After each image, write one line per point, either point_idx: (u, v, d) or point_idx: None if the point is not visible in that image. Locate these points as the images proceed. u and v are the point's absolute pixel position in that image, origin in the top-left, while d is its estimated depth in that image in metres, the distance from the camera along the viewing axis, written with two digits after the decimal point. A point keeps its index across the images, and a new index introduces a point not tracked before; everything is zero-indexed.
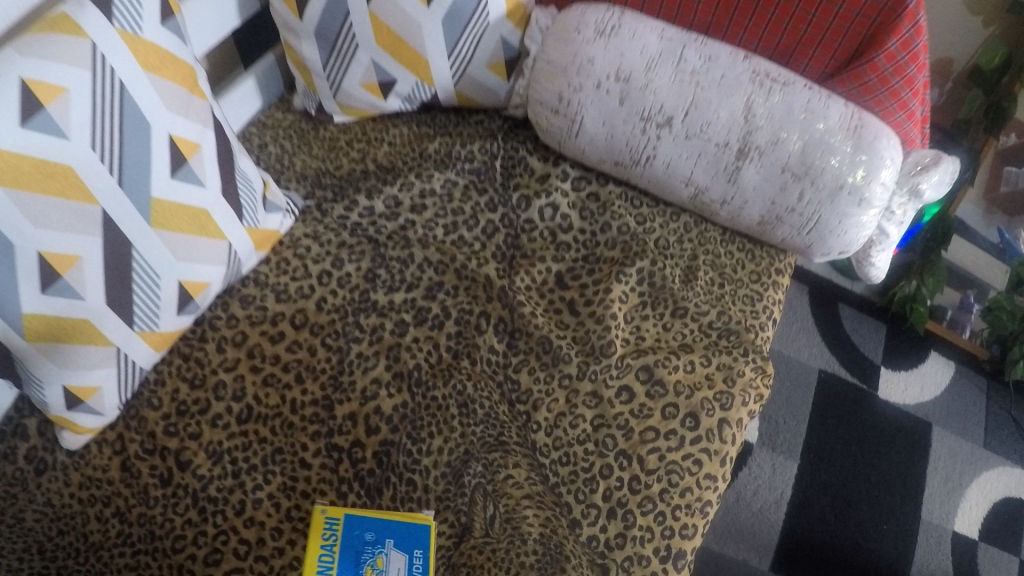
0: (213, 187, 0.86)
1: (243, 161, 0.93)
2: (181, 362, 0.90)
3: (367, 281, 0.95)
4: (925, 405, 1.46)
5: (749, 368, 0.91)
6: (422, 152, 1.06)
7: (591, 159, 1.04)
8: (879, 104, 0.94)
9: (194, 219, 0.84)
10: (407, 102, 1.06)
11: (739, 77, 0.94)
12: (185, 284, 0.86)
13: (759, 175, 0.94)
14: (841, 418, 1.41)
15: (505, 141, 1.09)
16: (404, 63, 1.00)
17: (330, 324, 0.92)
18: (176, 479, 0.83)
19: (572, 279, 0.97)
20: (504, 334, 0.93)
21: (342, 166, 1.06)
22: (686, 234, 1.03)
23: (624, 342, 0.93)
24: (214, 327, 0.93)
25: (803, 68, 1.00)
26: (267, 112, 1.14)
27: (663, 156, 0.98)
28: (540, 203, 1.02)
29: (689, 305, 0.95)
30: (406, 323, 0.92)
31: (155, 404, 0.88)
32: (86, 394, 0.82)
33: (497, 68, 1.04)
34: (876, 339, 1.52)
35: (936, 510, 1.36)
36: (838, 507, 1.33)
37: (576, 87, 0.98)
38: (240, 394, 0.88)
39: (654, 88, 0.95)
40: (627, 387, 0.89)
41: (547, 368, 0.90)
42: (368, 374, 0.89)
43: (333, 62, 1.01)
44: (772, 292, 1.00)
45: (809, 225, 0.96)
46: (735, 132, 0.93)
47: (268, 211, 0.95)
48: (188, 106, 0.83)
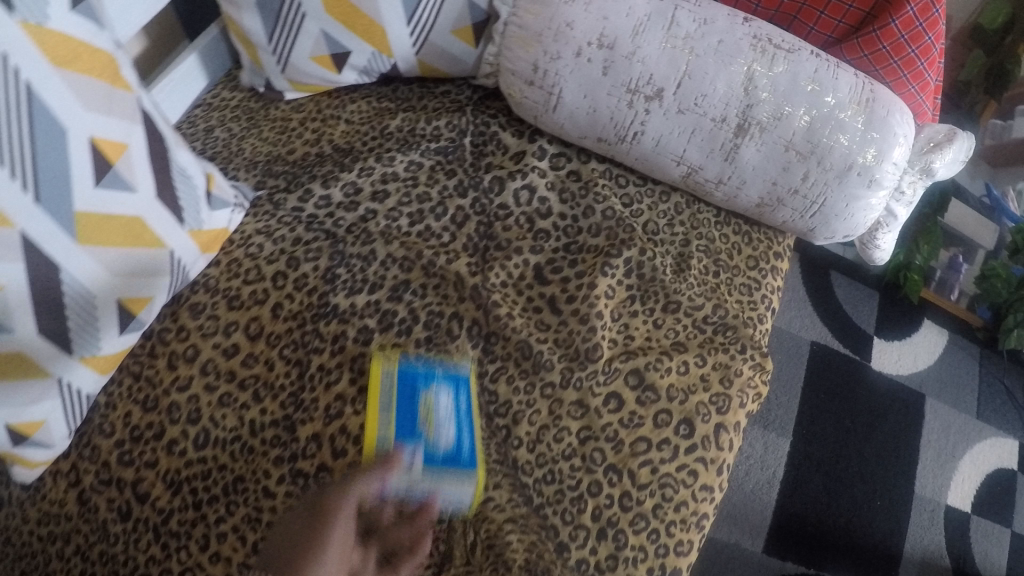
0: (145, 191, 0.78)
1: (181, 154, 0.84)
2: (131, 382, 0.85)
3: (327, 283, 0.86)
4: (918, 375, 1.41)
5: (748, 366, 0.85)
6: (383, 130, 0.96)
7: (572, 135, 0.93)
8: (891, 74, 0.90)
9: (127, 229, 0.76)
10: (364, 75, 0.97)
11: (738, 43, 0.84)
12: (125, 301, 0.79)
13: (760, 154, 0.85)
14: (835, 393, 1.35)
15: (474, 115, 0.97)
16: (359, 34, 0.90)
17: (288, 334, 0.85)
18: (135, 513, 0.79)
19: (552, 272, 0.88)
20: (478, 339, 0.84)
21: (295, 150, 0.96)
22: (676, 216, 0.93)
23: (612, 343, 0.85)
24: (163, 341, 0.86)
25: (807, 32, 0.93)
26: (214, 92, 1.05)
27: (652, 133, 0.87)
28: (515, 185, 0.91)
29: (682, 299, 0.87)
30: (370, 329, 0.84)
31: (107, 430, 0.83)
32: (32, 429, 0.76)
33: (463, 34, 0.93)
34: (870, 307, 1.45)
35: (929, 484, 1.32)
36: (832, 485, 1.27)
37: (553, 56, 0.86)
38: (195, 416, 0.82)
39: (642, 57, 0.84)
40: (616, 395, 0.82)
41: (528, 377, 0.82)
42: (330, 390, 0.82)
43: (278, 36, 0.91)
44: (771, 279, 0.92)
45: (813, 208, 0.88)
46: (734, 107, 0.84)
47: (213, 207, 0.86)
48: (110, 103, 0.75)
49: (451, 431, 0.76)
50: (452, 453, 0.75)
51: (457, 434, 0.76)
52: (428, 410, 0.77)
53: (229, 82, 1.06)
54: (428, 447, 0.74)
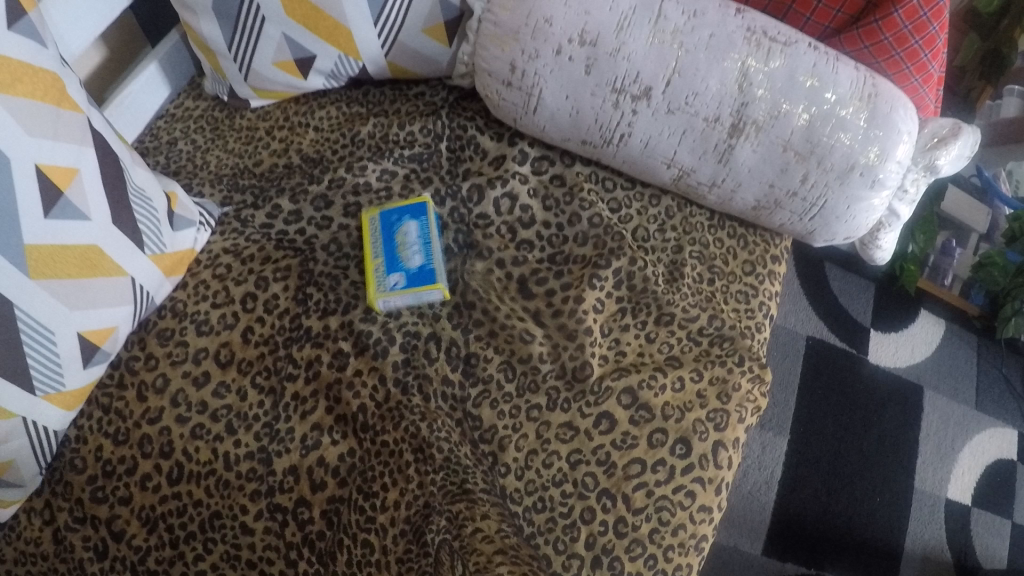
0: (102, 218, 0.73)
1: (138, 174, 0.79)
2: (102, 415, 0.79)
3: (299, 305, 0.82)
4: (917, 367, 1.38)
5: (747, 379, 0.80)
6: (354, 136, 0.91)
7: (555, 138, 0.88)
8: (894, 66, 0.86)
9: (83, 258, 0.71)
10: (332, 80, 0.94)
11: (731, 36, 0.79)
12: (86, 335, 0.74)
13: (756, 154, 0.80)
14: (832, 388, 1.32)
15: (450, 117, 0.92)
16: (323, 36, 0.87)
17: (260, 360, 0.80)
18: (112, 551, 0.76)
19: (537, 284, 0.83)
20: (458, 361, 0.80)
21: (262, 162, 0.93)
22: (667, 220, 0.89)
23: (603, 360, 0.80)
24: (132, 370, 0.80)
25: (804, 23, 0.89)
26: (176, 101, 1.03)
27: (640, 134, 0.82)
28: (495, 194, 0.86)
29: (676, 310, 0.82)
30: (346, 353, 0.79)
31: (79, 466, 0.78)
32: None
33: (435, 32, 0.88)
34: (866, 299, 1.42)
35: (929, 478, 1.28)
36: (832, 482, 1.24)
37: (531, 55, 0.81)
38: (167, 450, 0.77)
39: (628, 53, 0.79)
40: (607, 416, 0.77)
41: (513, 400, 0.78)
42: (306, 420, 0.78)
43: (239, 42, 0.88)
44: (768, 284, 0.88)
45: (813, 211, 0.83)
46: (727, 105, 0.79)
47: (176, 228, 0.81)
48: (56, 126, 0.69)
49: (421, 255, 0.81)
50: (422, 272, 0.80)
51: (425, 254, 0.81)
52: (400, 240, 0.81)
53: (194, 90, 1.04)
54: (405, 270, 0.80)
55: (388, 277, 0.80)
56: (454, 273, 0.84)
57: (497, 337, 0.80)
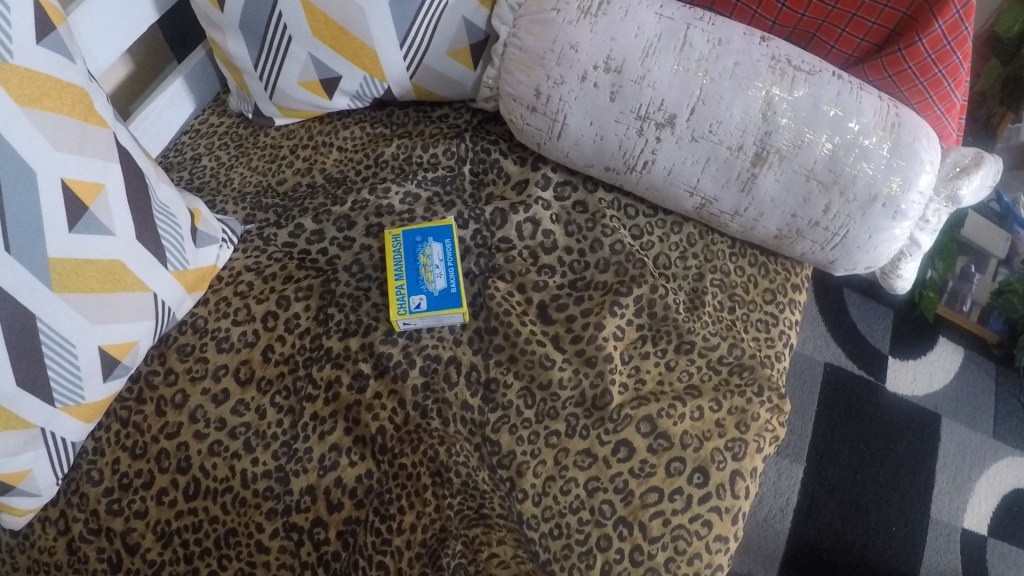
0: (125, 233, 0.73)
1: (163, 190, 0.79)
2: (120, 428, 0.80)
3: (320, 325, 0.83)
4: (935, 396, 1.36)
5: (766, 409, 0.79)
6: (378, 158, 0.92)
7: (578, 163, 0.88)
8: (917, 95, 0.85)
9: (105, 273, 0.72)
10: (356, 101, 0.94)
11: (755, 65, 0.79)
12: (107, 348, 0.74)
13: (779, 183, 0.80)
14: (850, 415, 1.31)
15: (474, 140, 0.92)
16: (348, 57, 0.88)
17: (280, 379, 0.81)
18: (126, 564, 0.76)
19: (557, 309, 0.83)
20: (477, 386, 0.79)
21: (285, 180, 0.94)
22: (689, 248, 0.88)
23: (623, 388, 0.80)
24: (151, 385, 0.82)
25: (827, 51, 0.89)
26: (201, 118, 1.04)
27: (664, 162, 0.82)
28: (517, 218, 0.86)
29: (696, 338, 0.82)
30: (365, 375, 0.80)
31: (96, 478, 0.79)
32: (16, 480, 0.72)
33: (459, 56, 0.89)
34: (885, 325, 1.41)
35: (945, 507, 1.27)
36: (848, 510, 1.23)
37: (557, 80, 0.81)
38: (184, 465, 0.78)
39: (653, 80, 0.79)
40: (626, 444, 0.76)
41: (531, 426, 0.78)
42: (325, 440, 0.78)
43: (265, 61, 0.89)
44: (789, 313, 0.87)
45: (835, 240, 0.83)
46: (751, 134, 0.78)
47: (199, 244, 0.82)
48: (83, 142, 0.70)
49: (444, 278, 0.82)
50: (445, 295, 0.80)
51: (448, 277, 0.82)
52: (424, 261, 0.82)
53: (218, 107, 1.05)
54: (428, 293, 0.80)
55: (410, 298, 0.80)
56: (476, 296, 0.84)
57: (517, 362, 0.80)
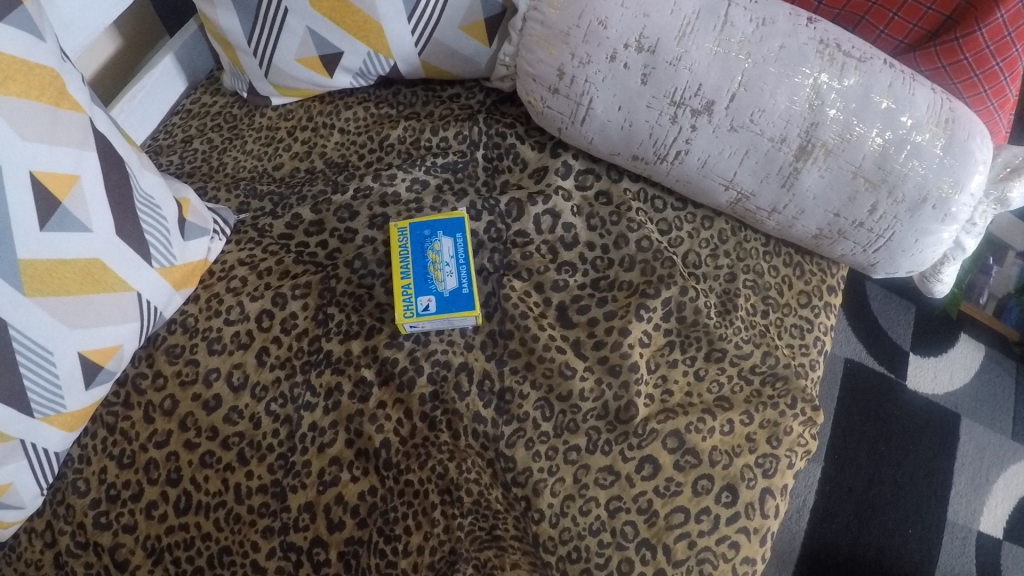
0: (105, 228, 0.66)
1: (147, 178, 0.72)
2: (106, 435, 0.74)
3: (319, 326, 0.76)
4: (954, 394, 1.31)
5: (799, 423, 0.73)
6: (383, 141, 0.85)
7: (602, 151, 0.81)
8: (971, 88, 0.78)
9: (83, 274, 0.65)
10: (360, 79, 0.87)
11: (803, 48, 0.71)
12: (88, 354, 0.67)
13: (823, 180, 0.73)
14: (869, 414, 1.26)
15: (488, 123, 0.84)
16: (351, 32, 0.79)
17: (276, 386, 0.74)
18: None
19: (578, 312, 0.76)
20: (491, 396, 0.73)
21: (282, 166, 0.87)
22: (721, 245, 0.81)
23: (648, 399, 0.73)
24: (139, 389, 0.75)
25: (876, 35, 0.81)
26: (192, 97, 0.97)
27: (698, 152, 0.75)
28: (535, 210, 0.79)
29: (728, 345, 0.75)
30: (368, 382, 0.73)
31: (82, 488, 0.72)
32: None
33: (473, 30, 0.80)
34: (907, 321, 1.35)
35: (962, 510, 1.22)
36: (864, 512, 1.18)
37: (583, 60, 0.73)
38: (175, 477, 0.72)
39: (690, 62, 0.71)
40: (651, 461, 0.70)
41: (549, 441, 0.71)
42: (324, 453, 0.71)
43: (259, 36, 0.81)
44: (825, 318, 0.81)
45: (879, 242, 0.76)
46: (796, 125, 0.71)
47: (187, 237, 0.75)
48: (53, 128, 0.62)
49: (455, 277, 0.74)
50: (456, 296, 0.73)
51: (460, 276, 0.74)
52: (433, 258, 0.75)
53: (211, 85, 0.98)
54: (438, 294, 0.73)
55: (417, 299, 0.73)
56: (489, 296, 0.77)
57: (534, 370, 0.73)
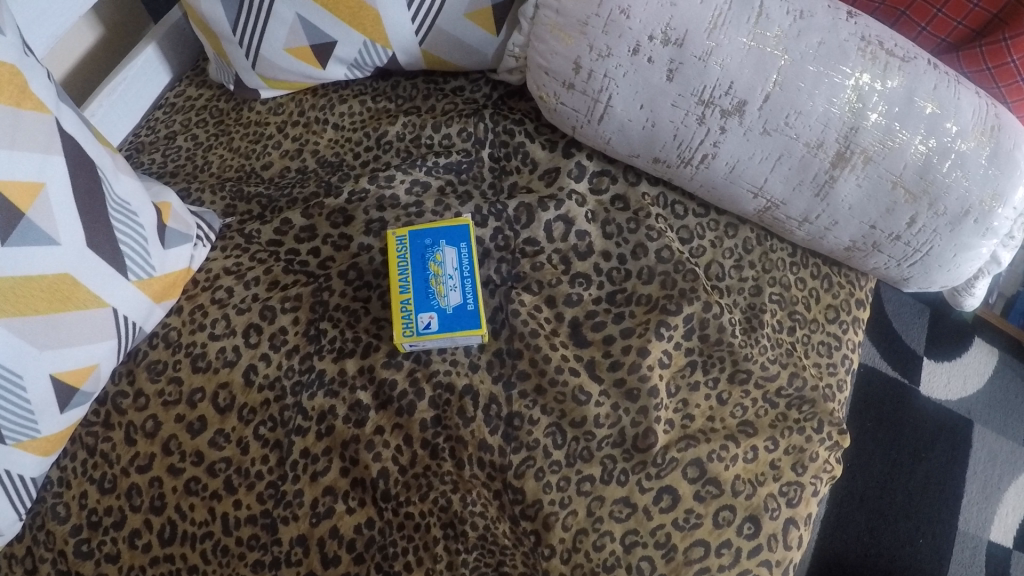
0: (75, 240, 0.62)
1: (121, 183, 0.68)
2: (86, 457, 0.70)
3: (311, 342, 0.70)
4: (967, 401, 1.24)
5: (826, 448, 0.68)
6: (380, 138, 0.78)
7: (620, 152, 0.74)
8: (1015, 94, 0.72)
9: (52, 291, 0.61)
10: (355, 70, 0.79)
11: (843, 45, 0.65)
12: (61, 376, 0.64)
13: (860, 189, 0.67)
14: (883, 422, 1.21)
15: (495, 120, 0.78)
16: (345, 19, 0.72)
17: (264, 408, 0.69)
18: None
19: (593, 329, 0.70)
20: (497, 422, 0.67)
21: (271, 165, 0.80)
22: (745, 254, 0.75)
23: (668, 425, 0.68)
24: (119, 409, 0.71)
25: (917, 33, 0.75)
26: (176, 89, 0.90)
27: (726, 156, 0.69)
28: (547, 217, 0.73)
29: (754, 366, 0.70)
30: (364, 406, 0.68)
31: (62, 514, 0.68)
32: None
33: (479, 18, 0.73)
34: (922, 324, 1.29)
35: (973, 518, 1.15)
36: (875, 521, 1.13)
37: (602, 53, 0.67)
38: (158, 504, 0.67)
39: (721, 58, 0.65)
40: (670, 492, 0.64)
41: (561, 470, 0.65)
42: (317, 482, 0.66)
43: (245, 23, 0.74)
44: (853, 334, 0.76)
45: (915, 256, 0.71)
46: (834, 130, 0.65)
47: (168, 245, 0.71)
48: (14, 133, 0.58)
49: (459, 292, 0.68)
50: (461, 313, 0.67)
51: (465, 291, 0.68)
52: (435, 271, 0.69)
53: (197, 76, 0.91)
54: (440, 310, 0.67)
55: (418, 316, 0.67)
56: (497, 311, 0.71)
57: (545, 395, 0.68)
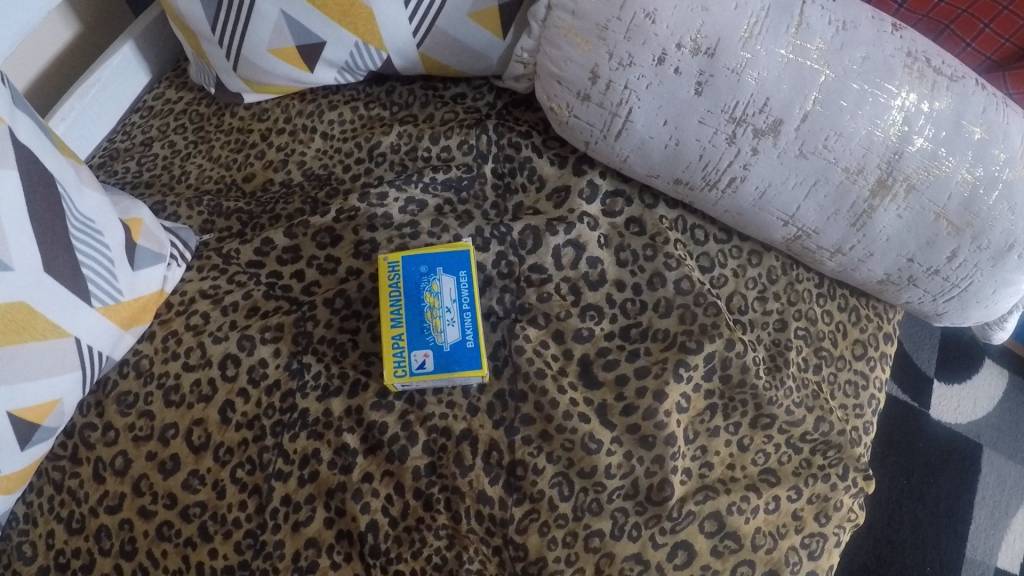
0: (30, 264, 0.56)
1: (85, 199, 0.62)
2: (53, 493, 0.64)
3: (293, 378, 0.64)
4: (978, 424, 1.01)
5: (851, 496, 0.63)
6: (372, 150, 0.72)
7: (638, 171, 0.68)
8: None
9: (4, 322, 0.55)
10: (346, 74, 0.72)
11: (889, 62, 0.59)
12: (20, 413, 0.58)
13: (900, 220, 0.61)
14: (892, 445, 0.99)
15: (499, 131, 0.71)
16: (335, 18, 0.65)
17: (242, 449, 0.63)
18: None
19: (604, 368, 0.64)
20: (498, 471, 0.61)
21: (253, 177, 0.74)
22: (770, 285, 0.69)
23: (685, 475, 0.62)
24: (87, 443, 0.65)
25: (961, 49, 0.68)
26: (155, 91, 0.83)
27: (756, 180, 0.63)
28: (556, 241, 0.67)
29: (778, 410, 0.64)
30: (352, 450, 0.62)
31: (28, 554, 0.63)
32: None
33: (484, 19, 0.66)
34: (936, 341, 1.07)
35: (981, 543, 0.93)
36: (881, 552, 0.92)
37: (623, 61, 0.60)
38: (129, 550, 0.61)
39: (757, 71, 0.59)
40: (686, 548, 0.59)
41: (568, 525, 0.59)
42: (299, 533, 0.60)
43: (225, 21, 0.67)
44: (880, 372, 0.70)
45: (952, 291, 0.65)
46: (876, 154, 0.59)
47: (138, 266, 0.64)
48: None
49: (458, 328, 0.62)
50: (460, 351, 0.61)
51: (464, 325, 0.62)
52: (432, 303, 0.62)
53: (177, 77, 0.83)
54: (437, 348, 0.61)
55: (412, 354, 0.61)
56: (498, 346, 0.65)
57: (551, 441, 0.62)
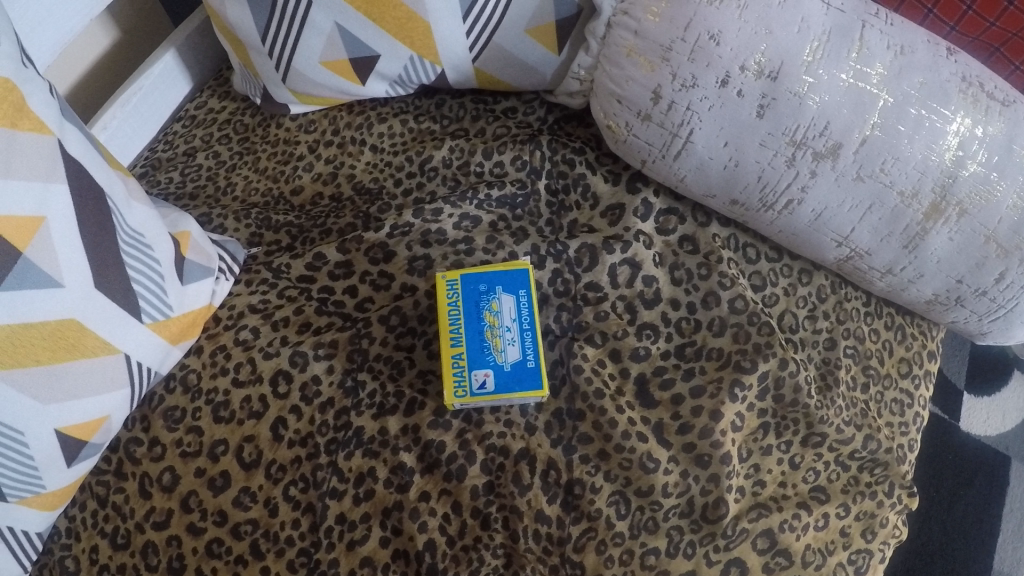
0: (82, 280, 0.54)
1: (134, 211, 0.60)
2: (97, 508, 0.63)
3: (348, 395, 0.64)
4: (1005, 438, 1.02)
5: (896, 513, 0.63)
6: (425, 165, 0.72)
7: (693, 191, 0.68)
8: None
9: (54, 339, 0.53)
10: (397, 87, 0.72)
11: (945, 86, 0.59)
12: (69, 430, 0.57)
13: (952, 243, 0.61)
14: (922, 458, 1.01)
15: (552, 148, 0.72)
16: (388, 30, 0.64)
17: (295, 466, 0.62)
18: None
19: (660, 387, 0.64)
20: (556, 489, 0.61)
21: (302, 189, 0.74)
22: (819, 304, 0.70)
23: (739, 493, 0.62)
24: (132, 457, 0.64)
25: (1010, 71, 0.66)
26: (197, 100, 0.82)
27: (813, 203, 0.63)
28: (612, 260, 0.67)
29: (829, 429, 0.64)
30: (408, 469, 0.61)
31: (71, 569, 0.62)
32: None
33: (542, 36, 0.66)
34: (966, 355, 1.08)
35: (1009, 555, 0.95)
36: (909, 562, 0.94)
37: (686, 83, 0.60)
38: (177, 567, 0.60)
39: (818, 95, 0.59)
40: (739, 565, 0.59)
41: (624, 543, 0.59)
42: (354, 552, 0.59)
43: (275, 34, 0.66)
44: (924, 390, 0.71)
45: (999, 312, 0.65)
46: (932, 178, 0.60)
47: (187, 281, 0.63)
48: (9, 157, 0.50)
49: (518, 347, 0.62)
50: (520, 370, 0.61)
51: (524, 345, 0.62)
52: (491, 321, 0.63)
53: (220, 87, 0.83)
54: (497, 367, 0.61)
55: (472, 373, 0.61)
56: (556, 365, 0.65)
57: (608, 460, 0.62)
